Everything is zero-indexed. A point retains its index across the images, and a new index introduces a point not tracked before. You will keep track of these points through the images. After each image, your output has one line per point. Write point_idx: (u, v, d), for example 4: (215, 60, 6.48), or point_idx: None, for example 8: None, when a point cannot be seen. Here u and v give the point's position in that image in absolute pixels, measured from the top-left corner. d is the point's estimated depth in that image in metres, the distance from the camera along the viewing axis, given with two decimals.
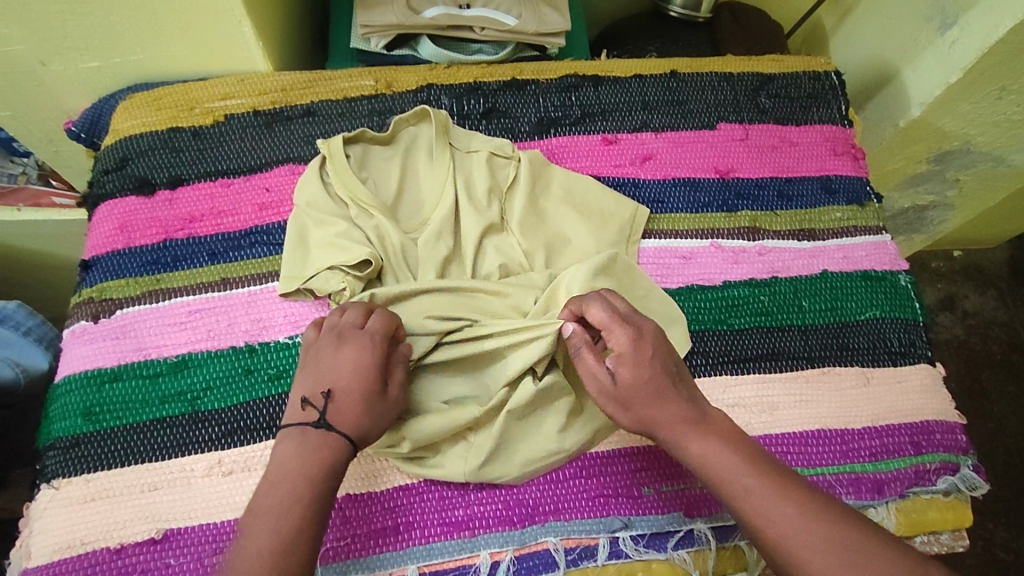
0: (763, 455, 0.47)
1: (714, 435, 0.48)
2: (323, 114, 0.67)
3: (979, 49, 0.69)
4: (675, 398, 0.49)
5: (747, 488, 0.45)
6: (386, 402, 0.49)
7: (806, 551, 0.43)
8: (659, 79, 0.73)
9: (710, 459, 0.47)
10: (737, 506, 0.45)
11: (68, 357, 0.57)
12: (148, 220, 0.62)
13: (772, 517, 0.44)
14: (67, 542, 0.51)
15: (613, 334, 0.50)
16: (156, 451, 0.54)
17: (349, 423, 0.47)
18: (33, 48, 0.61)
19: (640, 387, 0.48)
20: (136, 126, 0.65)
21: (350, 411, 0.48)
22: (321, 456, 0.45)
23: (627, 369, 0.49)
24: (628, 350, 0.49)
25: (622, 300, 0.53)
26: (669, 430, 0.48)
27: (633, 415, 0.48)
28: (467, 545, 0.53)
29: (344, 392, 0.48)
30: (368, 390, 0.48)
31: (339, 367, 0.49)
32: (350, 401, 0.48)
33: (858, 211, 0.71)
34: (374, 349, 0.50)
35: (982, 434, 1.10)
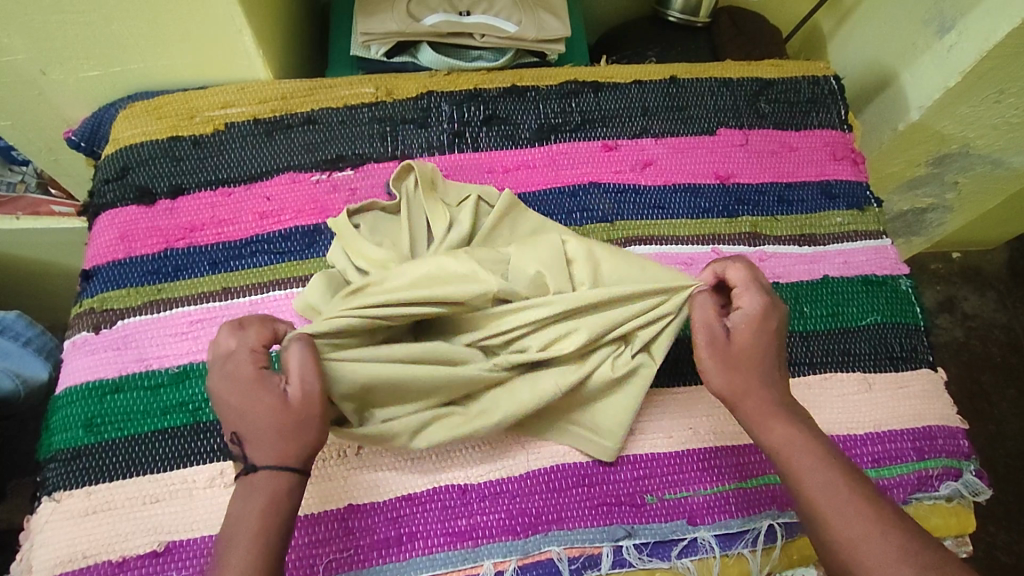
0: (843, 457, 0.48)
1: (798, 427, 0.49)
2: (324, 121, 0.67)
3: (978, 53, 0.69)
4: (774, 379, 0.50)
5: (824, 480, 0.46)
6: (292, 408, 0.45)
7: (871, 553, 0.42)
8: (658, 86, 0.73)
9: (790, 448, 0.48)
10: (812, 500, 0.46)
11: (69, 369, 0.57)
12: (149, 230, 0.62)
13: (844, 514, 0.44)
14: (68, 556, 0.51)
15: (745, 296, 0.52)
16: (158, 462, 0.53)
17: (268, 455, 0.45)
18: (34, 58, 0.61)
19: (751, 352, 0.50)
20: (136, 135, 0.65)
21: (259, 443, 0.45)
22: (272, 488, 0.44)
23: (745, 332, 0.51)
24: (755, 313, 0.51)
25: (762, 275, 0.54)
26: (756, 409, 0.49)
27: (733, 376, 0.50)
28: (471, 555, 0.53)
29: (243, 428, 0.45)
30: (264, 410, 0.45)
31: (231, 405, 0.46)
32: (252, 435, 0.45)
33: (858, 216, 0.71)
34: (245, 373, 0.46)
35: (983, 437, 1.10)
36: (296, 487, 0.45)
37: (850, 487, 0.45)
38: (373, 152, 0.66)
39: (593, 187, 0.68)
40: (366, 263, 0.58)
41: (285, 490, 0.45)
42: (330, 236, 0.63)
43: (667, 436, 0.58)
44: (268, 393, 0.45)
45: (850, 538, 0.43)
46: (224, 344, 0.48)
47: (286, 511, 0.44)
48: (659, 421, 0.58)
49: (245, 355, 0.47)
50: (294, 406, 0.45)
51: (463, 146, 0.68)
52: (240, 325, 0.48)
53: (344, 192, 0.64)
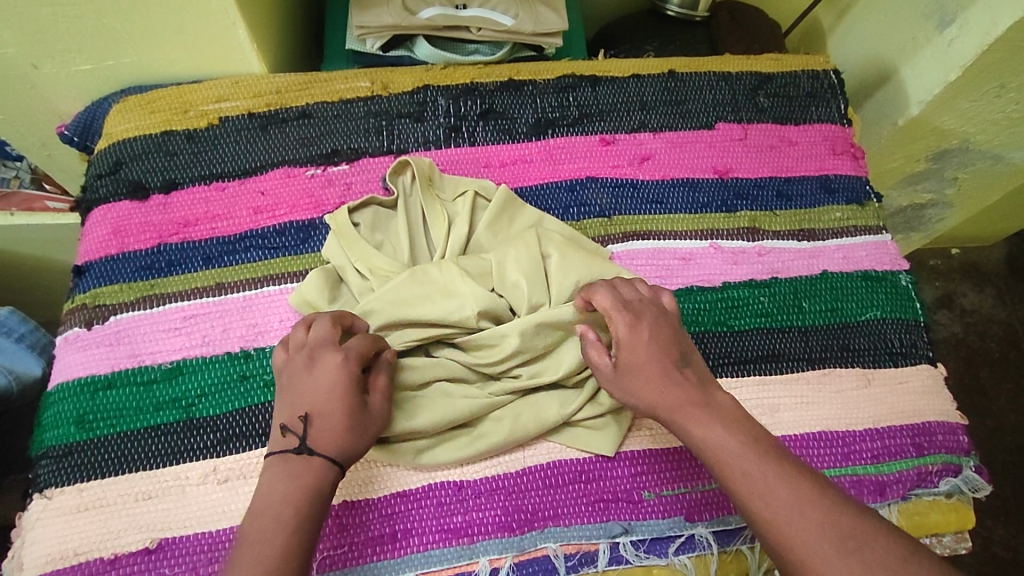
0: (763, 439, 0.47)
1: (717, 418, 0.48)
2: (318, 115, 0.66)
3: (978, 47, 0.68)
4: (680, 379, 0.50)
5: (743, 468, 0.45)
6: (368, 417, 0.49)
7: (796, 534, 0.42)
8: (657, 79, 0.73)
9: (710, 441, 0.47)
10: (737, 492, 0.45)
11: (61, 365, 0.57)
12: (143, 224, 0.61)
13: (766, 500, 0.44)
14: (61, 553, 0.50)
15: (613, 322, 0.52)
16: (151, 459, 0.53)
17: (332, 446, 0.47)
18: (26, 51, 0.60)
19: (637, 370, 0.50)
20: (129, 129, 0.64)
21: (328, 433, 0.47)
22: (318, 475, 0.46)
23: (628, 353, 0.51)
24: (625, 336, 0.51)
25: (627, 287, 0.54)
26: (671, 413, 0.49)
27: (637, 398, 0.50)
28: (467, 552, 0.52)
29: (323, 415, 0.47)
30: (349, 407, 0.48)
31: (316, 390, 0.48)
32: (329, 423, 0.47)
33: (857, 211, 0.70)
34: (348, 367, 0.49)
35: (981, 433, 1.10)
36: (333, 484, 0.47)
37: (776, 470, 0.45)
38: (368, 146, 0.66)
39: (591, 182, 0.67)
40: (368, 267, 0.59)
41: (326, 482, 0.46)
42: (324, 230, 0.62)
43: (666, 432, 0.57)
44: (359, 396, 0.49)
45: (772, 519, 0.43)
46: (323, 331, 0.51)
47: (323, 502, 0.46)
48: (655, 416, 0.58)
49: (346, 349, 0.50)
50: (371, 415, 0.49)
51: (460, 141, 0.67)
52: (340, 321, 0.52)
53: (338, 187, 0.64)
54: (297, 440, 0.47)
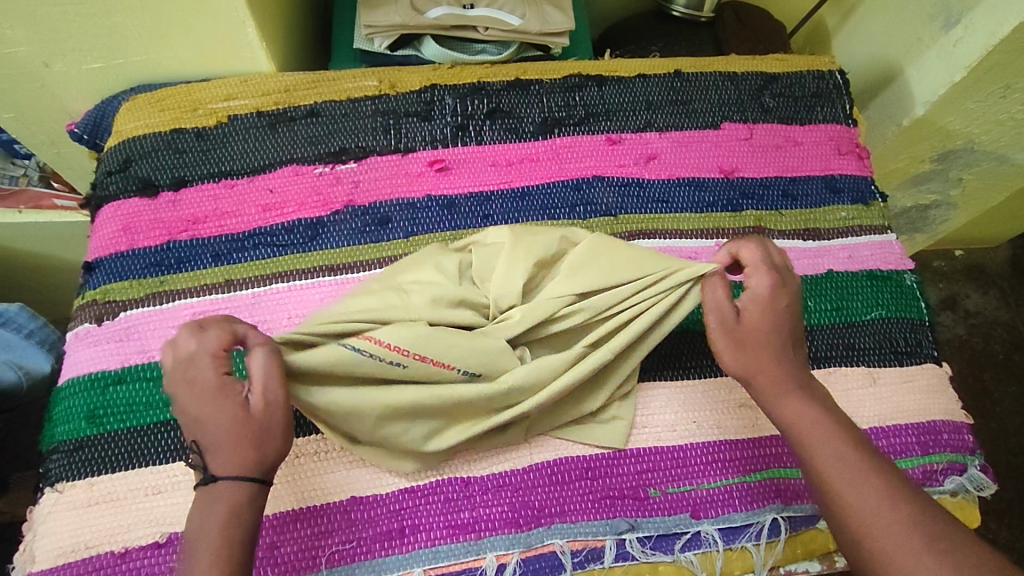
0: (852, 429, 0.49)
1: (813, 403, 0.50)
2: (327, 114, 0.67)
3: (984, 48, 0.69)
4: (789, 358, 0.51)
5: (837, 451, 0.47)
6: (256, 414, 0.45)
7: (878, 522, 0.44)
8: (662, 79, 0.73)
9: (802, 419, 0.49)
10: (822, 471, 0.47)
11: (72, 360, 0.57)
12: (152, 221, 0.62)
13: (852, 483, 0.45)
14: (72, 546, 0.50)
15: (756, 276, 0.53)
16: (161, 454, 0.53)
17: (229, 465, 0.44)
18: (37, 50, 0.60)
19: (762, 330, 0.51)
20: (139, 127, 0.64)
21: (221, 455, 0.44)
22: (233, 496, 0.44)
23: (756, 312, 0.52)
24: (764, 294, 0.52)
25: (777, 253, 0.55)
26: (769, 385, 0.50)
27: (747, 355, 0.51)
28: (474, 548, 0.52)
29: (208, 439, 0.44)
30: (228, 420, 0.44)
31: (192, 417, 0.45)
32: (215, 444, 0.44)
33: (862, 211, 0.71)
34: (207, 378, 0.45)
35: (984, 434, 1.10)
36: (256, 496, 0.45)
37: (863, 460, 0.46)
38: (376, 145, 0.66)
39: (597, 180, 0.67)
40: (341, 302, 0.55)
41: (247, 499, 0.44)
42: (334, 229, 0.63)
43: (671, 429, 0.58)
44: (232, 403, 0.45)
45: (855, 505, 0.45)
46: (182, 345, 0.47)
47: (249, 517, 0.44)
48: (660, 414, 0.58)
49: (205, 361, 0.46)
50: (260, 414, 0.45)
51: (466, 140, 0.67)
52: (199, 327, 0.47)
53: (346, 185, 0.64)
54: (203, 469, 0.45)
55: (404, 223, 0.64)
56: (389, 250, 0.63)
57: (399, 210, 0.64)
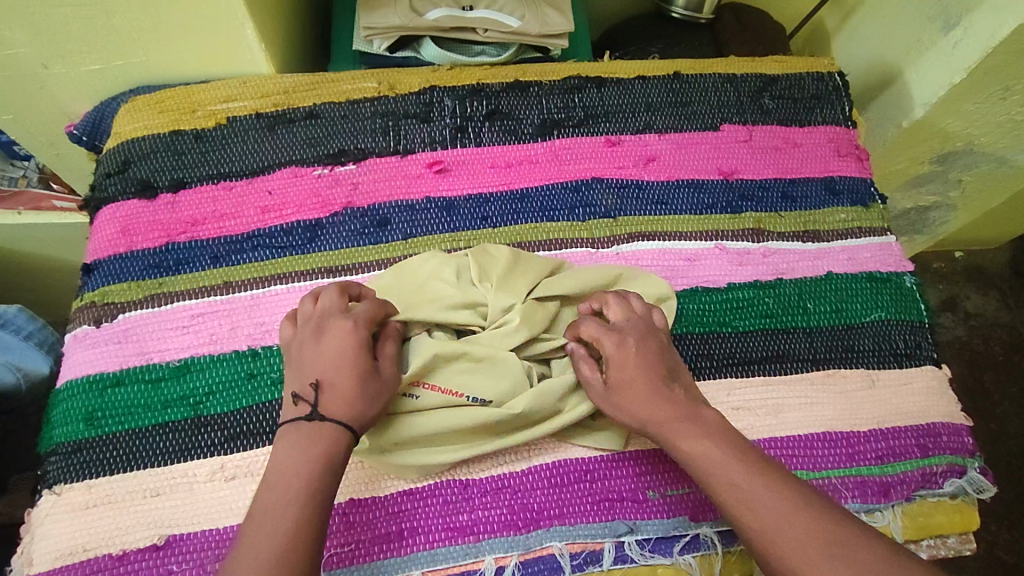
0: (752, 451, 0.49)
1: (705, 433, 0.49)
2: (326, 116, 0.67)
3: (984, 49, 0.69)
4: (667, 397, 0.51)
5: (732, 479, 0.47)
6: (379, 380, 0.50)
7: (791, 543, 0.44)
8: (662, 81, 0.73)
9: (699, 454, 0.48)
10: (727, 503, 0.47)
11: (70, 363, 0.57)
12: (150, 223, 0.61)
13: (754, 509, 0.45)
14: (69, 549, 0.50)
15: (604, 342, 0.53)
16: (159, 456, 0.53)
17: (343, 411, 0.48)
18: (36, 52, 0.60)
19: (632, 389, 0.51)
20: (138, 129, 0.64)
21: (341, 400, 0.48)
22: (332, 441, 0.46)
23: (619, 372, 0.52)
24: (616, 356, 0.52)
25: (618, 304, 0.55)
26: (662, 428, 0.50)
27: (629, 413, 0.51)
28: (472, 550, 0.52)
29: (332, 380, 0.48)
30: (360, 372, 0.49)
31: (329, 357, 0.49)
32: (340, 390, 0.48)
33: (862, 212, 0.71)
34: (359, 332, 0.50)
35: (984, 436, 1.10)
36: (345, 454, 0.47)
37: (765, 482, 0.47)
38: (375, 147, 0.66)
39: (596, 182, 0.67)
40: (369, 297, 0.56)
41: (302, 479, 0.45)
42: (332, 231, 0.62)
43: None
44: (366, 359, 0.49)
45: (763, 530, 0.45)
46: (326, 301, 0.52)
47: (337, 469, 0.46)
48: None
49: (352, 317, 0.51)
50: (383, 378, 0.50)
51: (465, 141, 0.67)
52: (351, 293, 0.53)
53: (345, 187, 0.64)
54: (310, 408, 0.48)
55: (403, 225, 0.64)
56: (387, 252, 0.63)
57: (398, 211, 0.64)
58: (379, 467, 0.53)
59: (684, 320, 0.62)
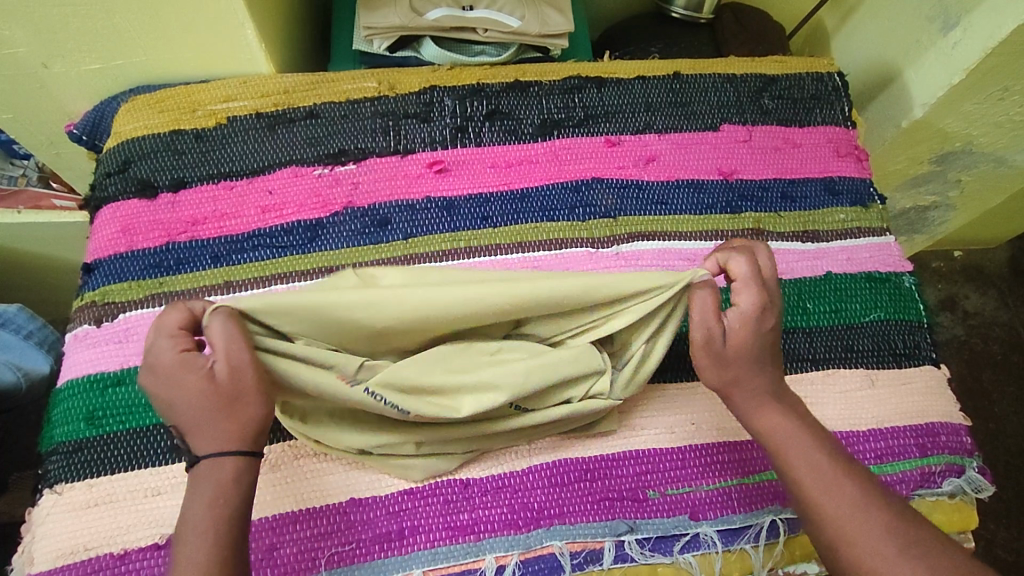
0: (827, 437, 0.49)
1: (788, 413, 0.49)
2: (326, 116, 0.67)
3: (982, 50, 0.69)
4: (766, 369, 0.50)
5: (811, 459, 0.47)
6: (232, 377, 0.43)
7: (859, 534, 0.44)
8: (662, 81, 0.73)
9: (780, 433, 0.48)
10: (802, 486, 0.46)
11: (71, 361, 0.57)
12: (150, 223, 0.61)
13: (832, 496, 0.45)
14: (70, 548, 0.50)
15: (743, 292, 0.50)
16: (160, 455, 0.53)
17: (214, 440, 0.43)
18: (36, 51, 0.60)
19: (745, 348, 0.49)
20: (138, 128, 0.64)
21: (203, 437, 0.43)
22: (220, 469, 0.43)
23: (742, 330, 0.49)
24: (752, 312, 0.49)
25: (765, 258, 0.52)
26: (750, 399, 0.49)
27: (728, 372, 0.49)
28: (473, 549, 0.52)
29: (186, 421, 0.43)
30: (201, 398, 0.43)
31: (169, 393, 0.43)
32: (194, 426, 0.43)
33: (861, 212, 0.71)
34: (168, 363, 0.43)
35: (982, 435, 1.10)
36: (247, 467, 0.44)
37: (842, 471, 0.47)
38: (375, 146, 0.66)
39: (596, 182, 0.67)
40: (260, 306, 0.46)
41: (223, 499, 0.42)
42: (333, 231, 0.63)
43: (669, 431, 0.58)
44: (201, 373, 0.43)
45: (835, 518, 0.45)
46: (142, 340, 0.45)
47: (239, 495, 0.43)
48: (659, 416, 0.58)
49: (165, 339, 0.44)
50: (229, 387, 0.43)
51: (466, 141, 0.67)
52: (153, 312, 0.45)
53: (346, 186, 0.64)
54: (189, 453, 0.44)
55: (402, 224, 0.64)
56: (388, 251, 0.63)
57: (398, 211, 0.64)
58: (378, 466, 0.53)
59: None
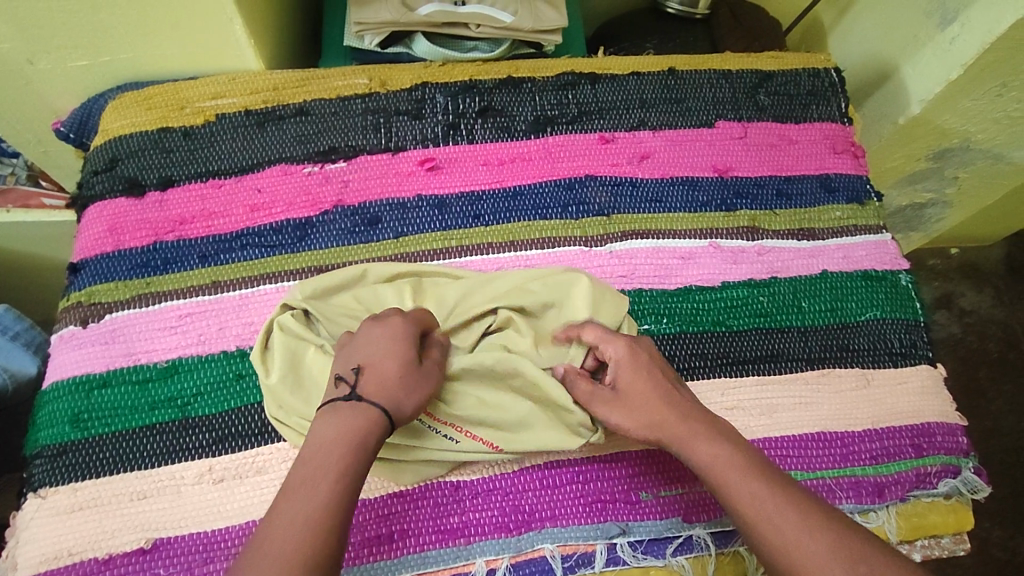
0: (763, 458, 0.48)
1: (723, 440, 0.48)
2: (317, 113, 0.66)
3: (980, 45, 0.68)
4: (681, 404, 0.50)
5: (751, 491, 0.45)
6: (424, 373, 0.50)
7: (808, 560, 0.42)
8: (656, 78, 0.72)
9: (717, 460, 0.47)
10: (745, 515, 0.45)
11: (56, 363, 0.56)
12: (138, 222, 0.61)
13: (776, 524, 0.44)
14: (55, 553, 0.50)
15: (609, 345, 0.53)
16: (147, 458, 0.53)
17: (383, 392, 0.47)
18: (20, 47, 0.59)
19: (639, 389, 0.51)
20: (124, 126, 0.63)
21: (380, 381, 0.47)
22: (368, 421, 0.45)
23: (627, 374, 0.52)
24: (624, 356, 0.52)
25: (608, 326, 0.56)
26: (680, 434, 0.49)
27: (641, 420, 0.50)
28: (463, 553, 0.52)
29: (378, 366, 0.48)
30: (402, 361, 0.49)
31: (370, 343, 0.49)
32: (384, 372, 0.48)
33: (857, 210, 0.70)
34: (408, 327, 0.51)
35: (979, 433, 1.10)
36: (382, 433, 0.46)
37: (785, 495, 0.45)
38: (365, 144, 0.65)
39: (590, 180, 0.67)
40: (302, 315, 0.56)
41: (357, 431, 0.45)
42: (323, 228, 0.62)
43: None
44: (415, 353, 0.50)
45: (784, 545, 0.43)
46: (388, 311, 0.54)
47: (372, 449, 0.45)
48: None
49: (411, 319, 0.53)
50: (426, 373, 0.50)
51: (458, 139, 0.66)
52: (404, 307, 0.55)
53: (335, 185, 0.63)
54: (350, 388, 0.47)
55: (393, 223, 0.63)
56: (378, 251, 0.62)
57: (388, 210, 0.63)
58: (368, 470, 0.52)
59: (676, 319, 0.62)
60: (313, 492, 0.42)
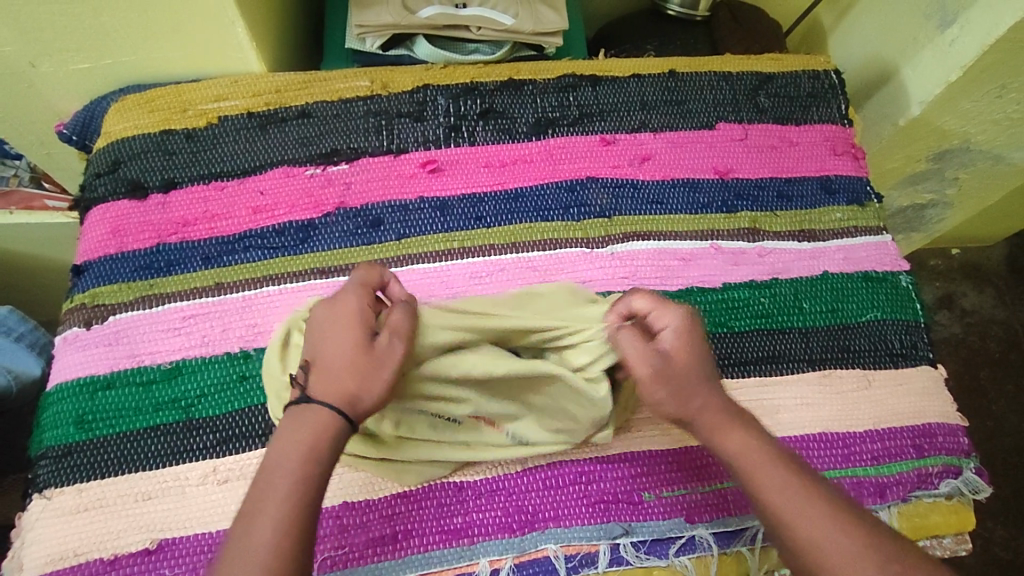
0: (788, 452, 0.49)
1: (748, 434, 0.49)
2: (320, 115, 0.66)
3: (980, 47, 0.68)
4: (715, 392, 0.50)
5: (777, 484, 0.46)
6: (377, 352, 0.46)
7: (832, 553, 0.43)
8: (657, 80, 0.72)
9: (745, 452, 0.47)
10: (771, 507, 0.45)
11: (60, 365, 0.57)
12: (141, 223, 0.61)
13: (801, 518, 0.44)
14: (59, 554, 0.50)
15: (660, 316, 0.50)
16: (151, 459, 0.53)
17: (332, 391, 0.45)
18: (22, 50, 0.60)
19: (689, 366, 0.49)
20: (127, 128, 0.64)
21: (327, 378, 0.45)
22: (316, 432, 0.44)
23: (680, 348, 0.49)
24: (676, 329, 0.49)
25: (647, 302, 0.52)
26: (709, 424, 0.49)
27: (685, 400, 0.48)
28: (467, 553, 0.52)
29: (326, 361, 0.46)
30: (350, 349, 0.46)
31: (318, 335, 0.47)
32: (330, 367, 0.46)
33: (858, 211, 0.70)
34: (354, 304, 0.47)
35: (981, 433, 1.10)
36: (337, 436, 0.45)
37: (810, 489, 0.46)
38: (367, 146, 0.65)
39: (591, 182, 0.67)
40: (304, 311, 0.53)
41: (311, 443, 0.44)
42: (326, 230, 0.62)
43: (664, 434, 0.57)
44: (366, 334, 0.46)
45: (810, 537, 0.44)
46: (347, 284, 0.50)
47: (327, 461, 0.44)
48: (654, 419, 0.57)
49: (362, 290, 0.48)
50: (380, 352, 0.46)
51: (460, 141, 0.67)
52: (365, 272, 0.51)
53: (338, 187, 0.64)
54: (303, 390, 0.46)
55: (395, 225, 0.63)
56: (380, 252, 0.62)
57: (391, 211, 0.63)
58: (372, 471, 0.53)
59: None
60: (263, 511, 0.42)
